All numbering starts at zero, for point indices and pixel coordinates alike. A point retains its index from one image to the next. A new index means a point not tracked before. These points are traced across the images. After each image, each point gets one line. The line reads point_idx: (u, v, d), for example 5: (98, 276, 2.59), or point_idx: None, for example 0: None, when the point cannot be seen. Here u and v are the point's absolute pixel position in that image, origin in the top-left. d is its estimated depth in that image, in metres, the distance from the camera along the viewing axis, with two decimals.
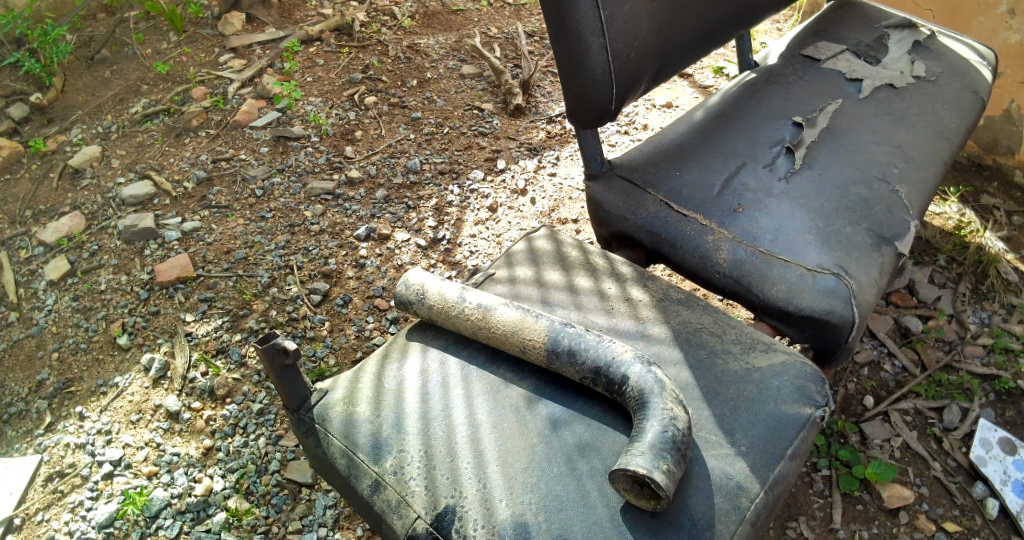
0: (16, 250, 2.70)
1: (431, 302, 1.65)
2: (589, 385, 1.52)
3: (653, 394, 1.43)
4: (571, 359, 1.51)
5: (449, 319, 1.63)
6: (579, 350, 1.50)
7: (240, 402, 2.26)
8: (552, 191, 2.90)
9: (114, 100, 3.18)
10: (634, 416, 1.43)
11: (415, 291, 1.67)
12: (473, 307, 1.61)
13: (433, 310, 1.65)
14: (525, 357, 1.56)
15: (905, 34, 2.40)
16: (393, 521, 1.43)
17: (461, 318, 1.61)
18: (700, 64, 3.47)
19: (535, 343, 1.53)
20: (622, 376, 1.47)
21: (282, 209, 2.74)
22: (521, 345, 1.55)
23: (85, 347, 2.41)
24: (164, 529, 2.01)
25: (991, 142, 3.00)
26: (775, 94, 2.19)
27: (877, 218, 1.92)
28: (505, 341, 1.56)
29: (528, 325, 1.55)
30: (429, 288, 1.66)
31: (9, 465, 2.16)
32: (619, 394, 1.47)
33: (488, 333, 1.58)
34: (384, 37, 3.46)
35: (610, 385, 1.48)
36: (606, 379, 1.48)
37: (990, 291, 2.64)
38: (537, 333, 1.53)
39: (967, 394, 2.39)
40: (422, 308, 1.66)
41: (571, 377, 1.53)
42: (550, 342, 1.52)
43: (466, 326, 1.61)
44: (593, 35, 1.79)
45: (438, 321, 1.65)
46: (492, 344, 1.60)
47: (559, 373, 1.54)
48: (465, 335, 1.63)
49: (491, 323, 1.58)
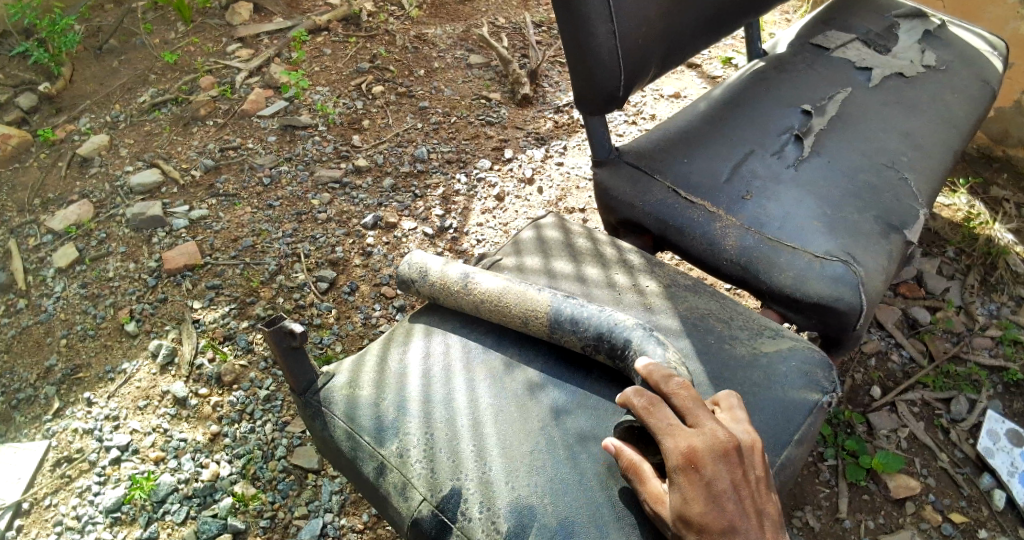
0: (25, 237, 2.72)
1: (432, 280, 1.67)
2: (592, 355, 1.53)
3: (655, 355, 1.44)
4: (573, 328, 1.52)
5: (450, 296, 1.65)
6: (581, 319, 1.52)
7: (247, 389, 2.26)
8: (559, 180, 2.90)
9: (123, 89, 3.19)
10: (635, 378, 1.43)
11: (416, 270, 1.69)
12: (474, 282, 1.63)
13: (434, 288, 1.66)
14: (527, 328, 1.57)
15: (916, 23, 2.37)
16: (398, 504, 1.44)
17: (462, 294, 1.63)
18: (708, 55, 3.46)
19: (537, 313, 1.55)
20: (623, 343, 1.48)
21: (290, 198, 2.75)
22: (523, 317, 1.57)
23: (93, 333, 2.42)
24: (171, 514, 2.02)
25: (1002, 133, 2.97)
26: (784, 83, 2.18)
27: (887, 205, 1.92)
28: (507, 313, 1.58)
29: (530, 297, 1.57)
30: (429, 266, 1.69)
31: (17, 450, 2.17)
32: (621, 361, 1.48)
33: (489, 306, 1.60)
34: (392, 27, 3.46)
35: (613, 351, 1.49)
36: (609, 347, 1.49)
37: (999, 283, 2.63)
38: (539, 305, 1.55)
39: (974, 386, 2.38)
40: (423, 286, 1.68)
41: (573, 346, 1.54)
42: (552, 311, 1.53)
43: (467, 301, 1.63)
44: (601, 20, 1.78)
45: (440, 299, 1.67)
46: (493, 318, 1.61)
47: (561, 343, 1.55)
48: (465, 311, 1.65)
49: (491, 295, 1.60)
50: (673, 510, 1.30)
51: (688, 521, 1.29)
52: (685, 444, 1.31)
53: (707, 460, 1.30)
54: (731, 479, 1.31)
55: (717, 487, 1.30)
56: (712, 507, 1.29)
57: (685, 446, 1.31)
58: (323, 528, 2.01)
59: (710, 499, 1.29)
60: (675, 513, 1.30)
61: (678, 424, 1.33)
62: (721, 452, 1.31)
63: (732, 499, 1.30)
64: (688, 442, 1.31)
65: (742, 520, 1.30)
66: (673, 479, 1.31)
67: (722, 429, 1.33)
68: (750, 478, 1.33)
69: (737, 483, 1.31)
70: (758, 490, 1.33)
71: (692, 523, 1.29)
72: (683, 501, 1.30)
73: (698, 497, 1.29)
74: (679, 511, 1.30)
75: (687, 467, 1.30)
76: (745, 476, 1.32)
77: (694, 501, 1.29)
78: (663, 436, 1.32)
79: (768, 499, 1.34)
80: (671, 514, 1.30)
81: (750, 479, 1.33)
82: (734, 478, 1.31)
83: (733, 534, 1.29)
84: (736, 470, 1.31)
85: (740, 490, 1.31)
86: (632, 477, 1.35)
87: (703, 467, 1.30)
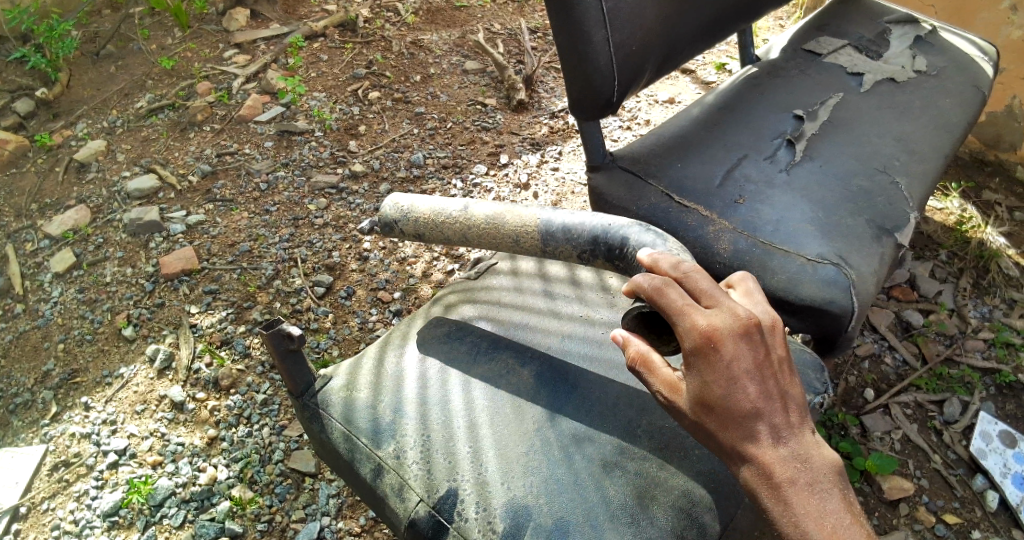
0: (22, 243, 2.73)
1: (414, 217, 1.73)
2: (589, 259, 1.62)
3: (651, 242, 1.53)
4: (567, 237, 1.62)
5: (438, 228, 1.72)
6: (573, 228, 1.62)
7: (244, 393, 2.27)
8: (555, 185, 2.91)
9: (120, 95, 3.20)
10: (637, 266, 1.53)
11: (397, 210, 1.74)
12: (462, 211, 1.70)
13: (420, 224, 1.72)
14: (522, 245, 1.66)
15: (907, 29, 2.40)
16: (395, 505, 1.45)
17: (450, 223, 1.70)
18: (703, 61, 3.48)
19: (531, 230, 1.64)
20: (617, 239, 1.57)
21: (287, 203, 2.76)
22: (517, 235, 1.66)
23: (91, 338, 2.43)
24: (168, 517, 2.03)
25: (994, 137, 3.00)
26: (777, 89, 2.20)
27: (879, 208, 1.94)
28: (501, 235, 1.67)
29: (521, 215, 1.66)
30: (411, 205, 1.74)
31: (15, 454, 2.18)
32: (619, 256, 1.57)
33: (481, 230, 1.68)
34: (389, 33, 3.48)
35: (611, 249, 1.58)
36: (605, 246, 1.59)
37: (992, 286, 2.65)
38: (530, 222, 1.64)
39: (967, 388, 2.40)
40: (408, 225, 1.73)
41: (570, 255, 1.63)
42: (544, 225, 1.63)
43: (459, 231, 1.70)
44: (597, 26, 1.80)
45: (424, 233, 1.73)
46: (487, 242, 1.69)
47: (557, 254, 1.65)
48: (457, 241, 1.72)
49: (483, 220, 1.68)
50: (690, 396, 1.28)
51: (707, 406, 1.27)
52: (702, 325, 1.26)
53: (727, 340, 1.26)
54: (752, 359, 1.27)
55: (738, 367, 1.26)
56: (733, 390, 1.26)
57: (702, 329, 1.26)
58: (320, 531, 2.02)
59: (730, 381, 1.26)
60: (692, 398, 1.28)
61: (693, 304, 1.29)
62: (740, 332, 1.26)
63: (755, 381, 1.27)
64: (706, 323, 1.26)
65: (765, 403, 1.27)
66: (689, 364, 1.28)
67: (741, 308, 1.29)
68: (772, 358, 1.29)
69: (758, 364, 1.27)
70: (780, 370, 1.29)
71: (712, 407, 1.27)
72: (700, 386, 1.27)
73: (717, 379, 1.26)
74: (696, 397, 1.28)
75: (705, 349, 1.26)
76: (767, 356, 1.28)
77: (713, 385, 1.26)
78: (678, 319, 1.28)
79: (791, 378, 1.31)
80: (687, 401, 1.29)
81: (772, 359, 1.29)
82: (757, 358, 1.27)
83: (755, 417, 1.27)
84: (758, 350, 1.27)
85: (762, 370, 1.27)
86: (643, 366, 1.33)
87: (723, 348, 1.26)
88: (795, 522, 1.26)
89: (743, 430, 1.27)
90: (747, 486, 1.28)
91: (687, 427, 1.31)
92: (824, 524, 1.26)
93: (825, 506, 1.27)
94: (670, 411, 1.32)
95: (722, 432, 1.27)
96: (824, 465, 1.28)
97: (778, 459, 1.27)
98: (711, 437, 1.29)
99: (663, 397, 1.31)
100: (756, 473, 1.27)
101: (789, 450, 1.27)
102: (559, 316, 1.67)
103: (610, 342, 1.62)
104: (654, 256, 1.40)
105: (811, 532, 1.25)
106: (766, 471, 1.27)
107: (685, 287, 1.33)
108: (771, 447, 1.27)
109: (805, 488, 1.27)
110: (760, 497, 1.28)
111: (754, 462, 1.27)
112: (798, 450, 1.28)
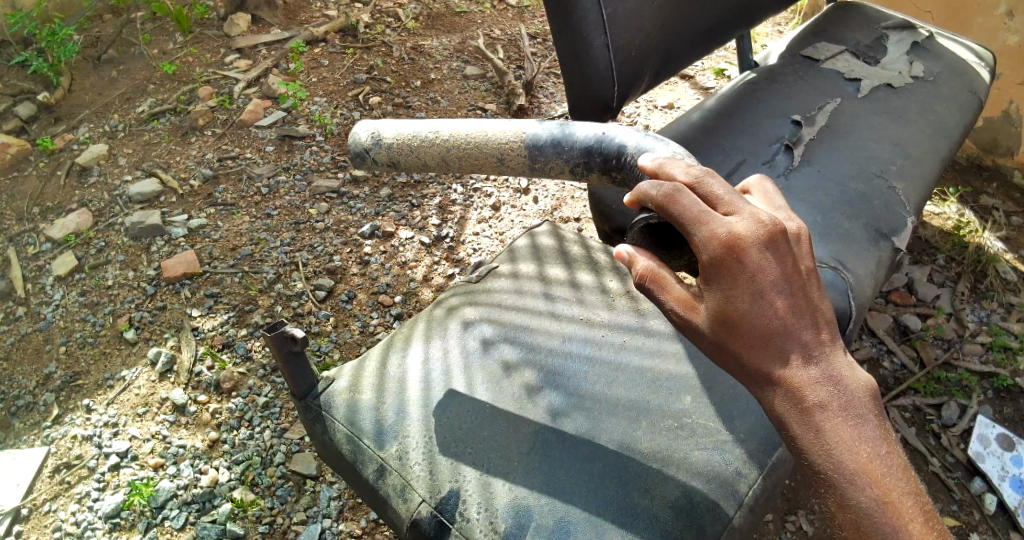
0: (24, 246, 2.74)
1: (388, 144, 1.60)
2: (584, 174, 1.50)
3: (651, 146, 1.40)
4: (556, 149, 1.49)
5: (413, 154, 1.58)
6: (562, 139, 1.49)
7: (246, 396, 2.28)
8: (555, 191, 2.92)
9: (121, 99, 3.22)
10: (635, 174, 1.40)
11: (369, 138, 1.61)
12: (436, 133, 1.57)
13: (394, 151, 1.59)
14: (507, 165, 1.54)
15: (904, 35, 2.42)
16: (398, 505, 1.46)
17: (425, 148, 1.57)
18: (702, 66, 3.50)
19: (515, 146, 1.51)
20: (612, 148, 1.44)
21: (288, 208, 2.77)
22: (499, 154, 1.53)
23: (92, 341, 2.44)
24: (170, 520, 2.04)
25: (991, 143, 3.02)
26: (776, 93, 2.20)
27: (876, 212, 1.97)
28: (482, 154, 1.54)
29: (502, 130, 1.53)
30: (383, 131, 1.61)
31: (17, 456, 2.19)
32: (616, 167, 1.44)
33: (459, 152, 1.55)
34: (389, 38, 3.50)
35: (607, 160, 1.45)
36: (600, 157, 1.46)
37: (989, 290, 2.67)
38: (513, 137, 1.52)
39: (965, 391, 2.42)
40: (381, 153, 1.61)
41: (561, 170, 1.51)
42: (530, 138, 1.50)
43: (435, 155, 1.57)
44: (597, 32, 1.82)
45: (400, 162, 1.61)
46: (467, 163, 1.56)
47: (546, 170, 1.52)
48: (434, 166, 1.59)
49: (461, 139, 1.55)
50: (708, 313, 1.24)
51: (730, 323, 1.23)
52: (723, 234, 1.20)
53: (751, 250, 1.20)
54: (779, 270, 1.22)
55: (764, 279, 1.21)
56: (760, 306, 1.22)
57: (724, 239, 1.20)
58: (321, 533, 2.02)
59: (756, 295, 1.22)
60: (711, 315, 1.24)
61: (711, 212, 1.22)
62: (765, 241, 1.21)
63: (782, 294, 1.22)
64: (728, 232, 1.20)
65: (793, 319, 1.23)
66: (708, 277, 1.23)
67: (765, 214, 1.24)
68: (799, 269, 1.24)
69: (786, 275, 1.22)
70: (807, 281, 1.25)
71: (734, 325, 1.23)
72: (722, 301, 1.23)
73: (741, 293, 1.21)
74: (718, 311, 1.23)
75: (728, 260, 1.20)
76: (794, 267, 1.24)
77: (737, 301, 1.22)
78: (695, 229, 1.21)
79: (818, 289, 1.26)
80: (706, 318, 1.24)
81: (799, 270, 1.24)
82: (783, 270, 1.22)
83: (782, 335, 1.23)
84: (785, 261, 1.22)
85: (790, 284, 1.23)
86: (654, 282, 1.27)
87: (748, 259, 1.20)
88: (826, 445, 1.24)
89: (770, 349, 1.24)
90: (773, 409, 1.26)
91: (705, 346, 1.26)
92: (856, 446, 1.24)
93: (859, 429, 1.25)
94: (686, 328, 1.27)
95: (747, 352, 1.24)
96: (854, 384, 1.26)
97: (808, 380, 1.24)
98: (735, 357, 1.25)
99: (678, 314, 1.26)
100: (784, 395, 1.25)
101: (819, 370, 1.25)
102: (560, 318, 1.68)
103: (610, 344, 1.63)
104: (659, 161, 1.30)
105: (842, 456, 1.24)
106: (794, 393, 1.24)
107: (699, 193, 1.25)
108: (799, 367, 1.24)
109: (837, 411, 1.25)
110: (787, 420, 1.26)
111: (782, 383, 1.24)
112: (827, 369, 1.25)
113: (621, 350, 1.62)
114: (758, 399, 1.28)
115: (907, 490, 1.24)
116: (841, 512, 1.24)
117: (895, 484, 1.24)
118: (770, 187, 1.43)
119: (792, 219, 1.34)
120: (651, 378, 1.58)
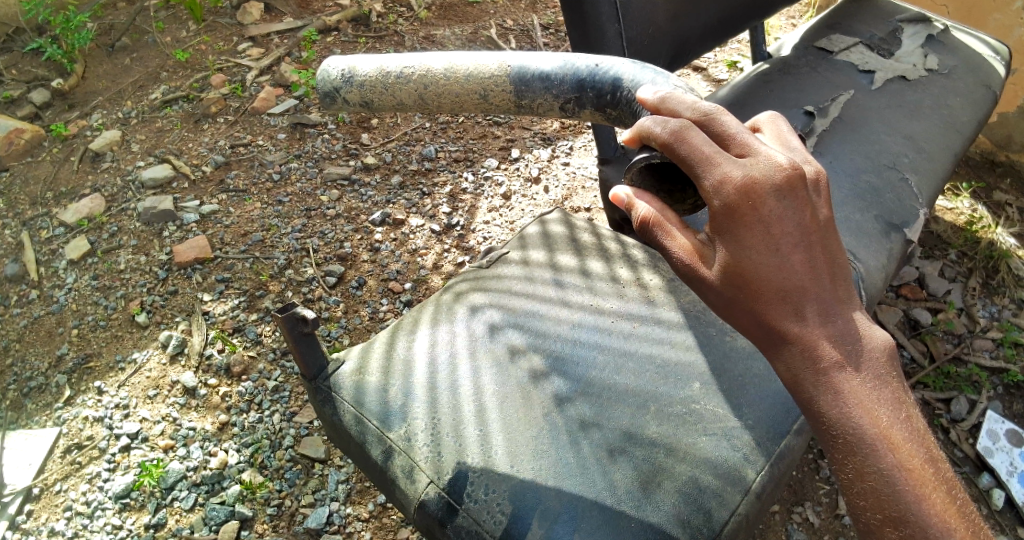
0: (38, 230, 2.76)
1: (362, 82, 1.48)
2: (575, 111, 1.44)
3: (648, 80, 1.35)
4: (545, 85, 1.42)
5: (389, 92, 1.49)
6: (552, 72, 1.42)
7: (255, 379, 2.29)
8: (565, 180, 2.91)
9: (134, 87, 3.23)
10: (632, 110, 1.36)
11: (341, 74, 1.49)
12: (414, 68, 1.46)
13: (367, 90, 1.48)
14: (489, 102, 1.46)
15: (919, 28, 2.40)
16: (405, 486, 1.47)
17: (402, 86, 1.47)
18: (714, 59, 3.49)
19: (500, 81, 1.43)
20: (606, 81, 1.39)
21: (299, 194, 2.78)
22: (483, 89, 1.45)
23: (104, 324, 2.46)
24: (179, 501, 2.06)
25: (1005, 139, 2.99)
26: (788, 84, 2.18)
27: (887, 205, 1.98)
28: (464, 91, 1.46)
29: (485, 64, 1.44)
30: (356, 66, 1.49)
31: (29, 437, 2.22)
32: (611, 102, 1.39)
33: (439, 91, 1.46)
34: (401, 28, 3.50)
35: (601, 96, 1.40)
36: (593, 91, 1.40)
37: (1001, 285, 2.66)
38: (497, 70, 1.43)
39: (975, 386, 2.41)
40: (353, 91, 1.49)
41: (550, 107, 1.44)
42: (516, 72, 1.42)
43: (413, 92, 1.47)
44: (610, 20, 1.81)
45: (374, 101, 1.50)
46: (448, 100, 1.48)
47: (533, 108, 1.45)
48: (415, 104, 1.50)
49: (439, 74, 1.45)
50: (718, 265, 1.20)
51: (742, 276, 1.19)
52: (736, 178, 1.16)
53: (767, 198, 1.17)
54: (797, 221, 1.19)
55: (779, 229, 1.19)
56: (776, 259, 1.19)
57: (737, 185, 1.16)
58: (329, 517, 2.03)
59: (772, 248, 1.19)
60: (722, 266, 1.20)
61: (722, 152, 1.17)
62: (782, 188, 1.18)
63: (798, 247, 1.20)
64: (742, 176, 1.16)
65: (811, 276, 1.22)
66: (718, 225, 1.19)
67: (779, 158, 1.19)
68: (818, 220, 1.22)
69: (801, 226, 1.20)
70: (825, 233, 1.23)
71: (748, 279, 1.19)
72: (735, 256, 1.19)
73: (756, 245, 1.18)
74: (729, 266, 1.19)
75: (739, 206, 1.16)
76: (811, 218, 1.21)
77: (750, 253, 1.18)
78: (706, 173, 1.16)
79: (837, 242, 1.24)
80: (716, 270, 1.20)
81: (816, 221, 1.21)
82: (800, 220, 1.20)
83: (798, 291, 1.21)
84: (803, 210, 1.20)
85: (808, 236, 1.21)
86: (657, 227, 1.23)
87: (763, 208, 1.17)
88: (845, 410, 1.24)
89: (786, 307, 1.22)
90: (788, 370, 1.25)
91: (715, 301, 1.23)
92: (874, 411, 1.24)
93: (877, 392, 1.25)
94: (693, 279, 1.23)
95: (763, 309, 1.21)
96: (872, 345, 1.26)
97: (825, 341, 1.23)
98: (750, 313, 1.22)
99: (683, 263, 1.22)
100: (800, 355, 1.24)
101: (836, 329, 1.24)
102: (569, 305, 1.69)
103: (619, 331, 1.64)
104: (662, 95, 1.24)
105: (861, 421, 1.24)
106: (811, 353, 1.23)
107: (707, 131, 1.20)
108: (817, 327, 1.23)
109: (854, 374, 1.24)
110: (803, 382, 1.24)
111: (798, 343, 1.23)
112: (844, 329, 1.24)
113: (631, 337, 1.63)
114: (772, 360, 1.26)
115: (927, 457, 1.25)
116: (860, 479, 1.24)
117: (915, 450, 1.24)
118: (784, 125, 1.34)
119: (809, 161, 1.28)
120: (660, 365, 1.58)
